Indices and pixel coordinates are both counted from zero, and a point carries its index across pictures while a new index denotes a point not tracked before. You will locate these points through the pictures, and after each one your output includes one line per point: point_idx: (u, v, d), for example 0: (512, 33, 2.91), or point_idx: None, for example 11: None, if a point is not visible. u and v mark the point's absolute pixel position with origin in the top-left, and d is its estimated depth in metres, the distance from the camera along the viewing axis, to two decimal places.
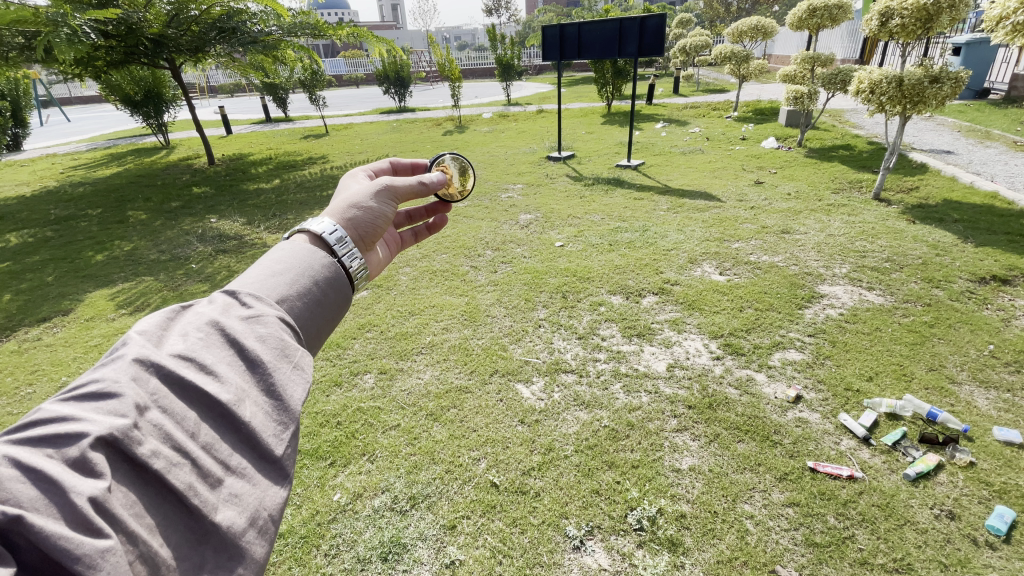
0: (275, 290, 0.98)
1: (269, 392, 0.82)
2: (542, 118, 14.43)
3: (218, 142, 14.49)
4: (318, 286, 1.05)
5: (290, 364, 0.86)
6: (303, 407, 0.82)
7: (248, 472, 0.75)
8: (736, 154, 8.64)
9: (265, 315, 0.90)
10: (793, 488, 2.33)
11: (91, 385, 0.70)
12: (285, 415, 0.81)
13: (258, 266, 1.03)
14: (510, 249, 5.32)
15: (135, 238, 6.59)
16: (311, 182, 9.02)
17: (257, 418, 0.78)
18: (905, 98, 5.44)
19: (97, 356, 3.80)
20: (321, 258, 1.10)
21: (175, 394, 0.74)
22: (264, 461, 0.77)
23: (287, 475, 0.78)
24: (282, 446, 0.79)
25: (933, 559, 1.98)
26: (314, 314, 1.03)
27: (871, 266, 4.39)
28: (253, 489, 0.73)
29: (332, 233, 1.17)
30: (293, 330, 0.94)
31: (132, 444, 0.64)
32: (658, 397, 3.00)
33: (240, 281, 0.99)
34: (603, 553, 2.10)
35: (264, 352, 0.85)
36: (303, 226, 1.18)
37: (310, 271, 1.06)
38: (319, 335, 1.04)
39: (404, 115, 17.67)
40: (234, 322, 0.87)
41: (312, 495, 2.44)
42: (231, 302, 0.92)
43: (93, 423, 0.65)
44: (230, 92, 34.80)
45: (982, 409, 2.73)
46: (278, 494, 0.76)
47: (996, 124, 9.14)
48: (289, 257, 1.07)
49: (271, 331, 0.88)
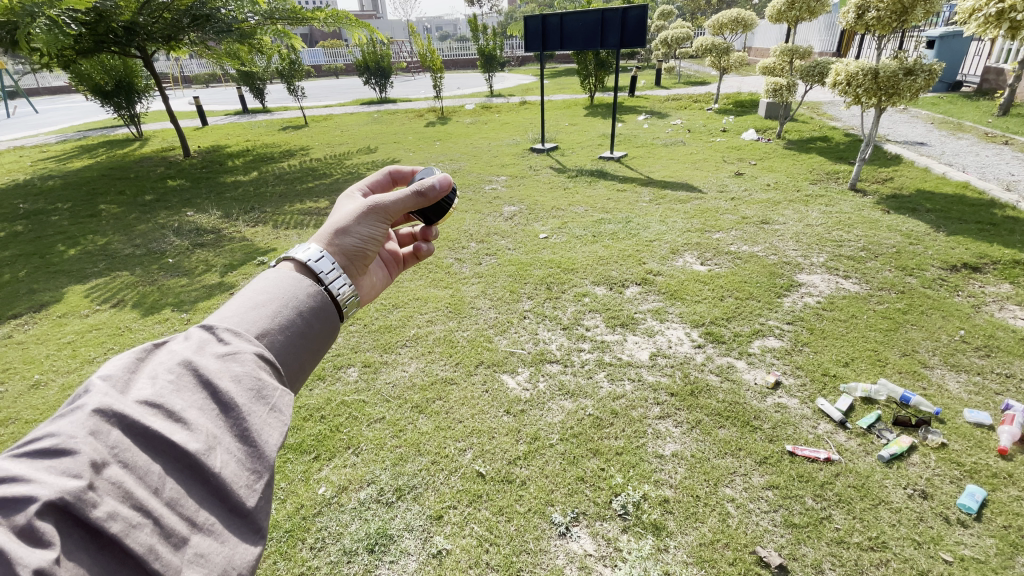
0: (256, 324, 0.97)
1: (243, 437, 0.80)
2: (526, 110, 14.38)
3: (194, 134, 14.12)
4: (302, 317, 1.04)
5: (266, 407, 0.84)
6: (278, 454, 0.80)
7: (217, 529, 0.71)
8: (717, 146, 8.73)
9: (242, 352, 0.89)
10: (772, 471, 2.39)
11: (47, 440, 0.68)
12: (259, 463, 0.78)
13: (240, 297, 1.02)
14: (494, 241, 5.31)
15: (108, 232, 6.40)
16: (290, 175, 8.86)
17: (228, 468, 0.75)
18: (880, 90, 5.54)
19: (70, 354, 3.69)
20: (307, 286, 1.09)
21: (138, 446, 0.72)
22: (234, 516, 0.74)
23: (259, 530, 0.75)
24: (255, 497, 0.76)
25: (908, 536, 2.06)
26: (296, 347, 1.01)
27: (847, 255, 4.49)
28: (221, 547, 0.70)
29: (318, 260, 1.17)
30: (271, 367, 0.92)
31: (85, 507, 0.62)
32: (642, 384, 3.04)
33: (220, 315, 0.98)
34: (589, 539, 2.13)
35: (238, 394, 0.82)
36: (289, 252, 1.18)
37: (294, 302, 1.04)
38: (303, 368, 1.03)
39: (384, 106, 17.44)
40: (209, 361, 0.85)
41: (296, 489, 2.42)
42: (207, 339, 0.90)
43: (43, 485, 0.62)
44: (204, 82, 33.71)
45: (954, 392, 2.82)
46: (248, 551, 0.73)
47: (968, 117, 9.37)
48: (273, 287, 1.06)
49: (246, 370, 0.86)
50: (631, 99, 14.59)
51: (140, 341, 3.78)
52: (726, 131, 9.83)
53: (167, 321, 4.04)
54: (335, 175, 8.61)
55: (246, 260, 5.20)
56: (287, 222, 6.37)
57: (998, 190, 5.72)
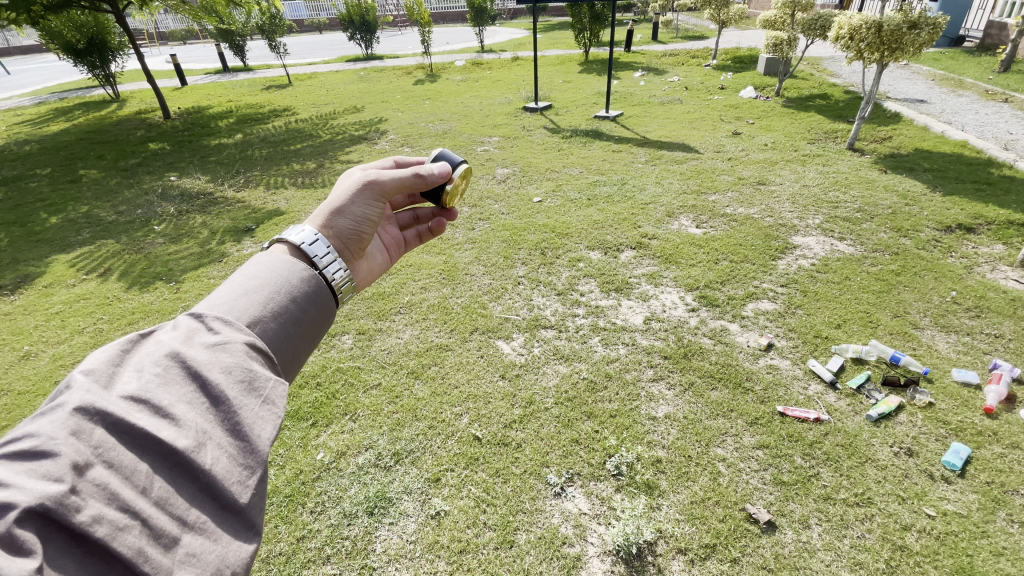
0: (247, 311, 0.93)
1: (234, 432, 0.76)
2: (518, 67, 13.89)
3: (173, 94, 13.54)
4: (296, 303, 1.01)
5: (258, 399, 0.80)
6: (272, 449, 0.77)
7: (209, 527, 0.69)
8: (714, 105, 8.51)
9: (232, 342, 0.85)
10: (763, 431, 2.44)
11: (25, 441, 0.65)
12: (252, 458, 0.75)
13: (230, 283, 0.98)
14: (487, 204, 5.22)
15: (90, 198, 6.21)
16: (275, 136, 8.58)
17: (219, 464, 0.72)
18: (883, 45, 5.36)
19: (59, 324, 3.64)
20: (300, 270, 1.06)
21: (124, 444, 0.69)
22: (227, 513, 0.72)
23: (252, 527, 0.73)
24: (248, 494, 0.73)
25: (892, 492, 2.12)
26: (290, 334, 0.98)
27: (842, 217, 4.46)
28: (214, 545, 0.68)
29: (312, 243, 1.14)
30: (263, 356, 0.89)
31: (68, 513, 0.59)
32: (635, 348, 3.06)
33: (209, 302, 0.94)
34: (583, 498, 2.18)
35: (228, 387, 0.79)
36: (282, 235, 1.15)
37: (288, 287, 1.01)
38: (298, 355, 1.00)
39: (370, 63, 16.78)
40: (197, 351, 0.82)
41: (294, 455, 2.44)
42: (196, 328, 0.87)
43: (22, 491, 0.60)
44: (181, 39, 32.06)
45: (942, 352, 2.87)
46: (242, 549, 0.70)
47: (968, 73, 9.17)
48: (265, 272, 1.02)
49: (236, 361, 0.82)
50: (627, 55, 14.10)
51: (129, 311, 3.73)
52: (723, 88, 9.57)
53: (155, 290, 3.98)
54: (322, 137, 8.33)
55: (234, 225, 5.08)
56: (274, 186, 6.19)
57: (997, 149, 5.65)
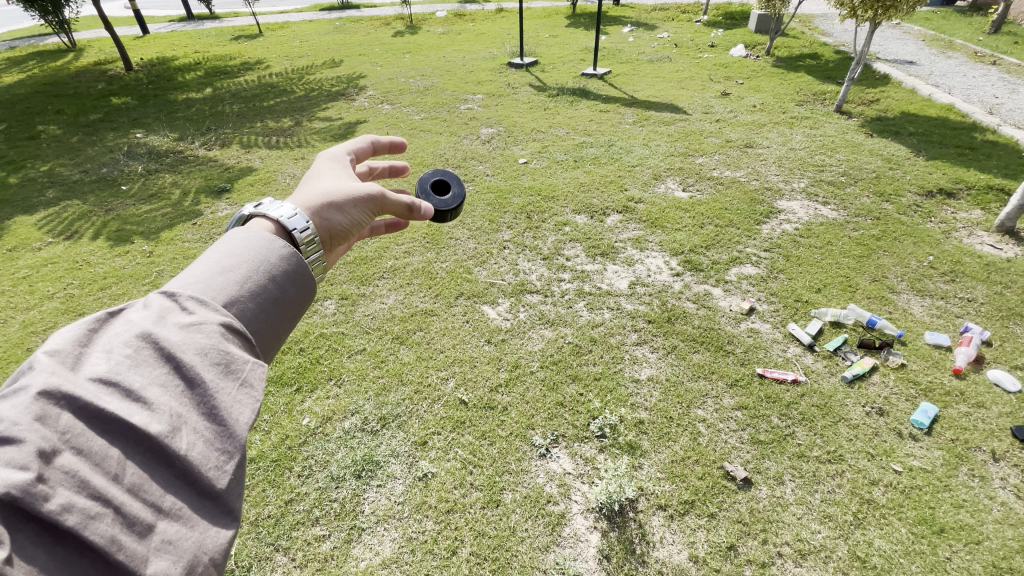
0: (223, 290, 0.88)
1: (210, 416, 0.74)
2: (502, 19, 13.29)
3: (134, 44, 12.67)
4: (275, 283, 0.96)
5: (235, 382, 0.78)
6: (249, 434, 0.75)
7: (185, 513, 0.67)
8: (704, 63, 8.30)
9: (207, 322, 0.81)
10: (742, 393, 2.50)
11: None
12: (228, 443, 0.73)
13: (204, 259, 0.93)
14: (471, 165, 5.09)
15: (51, 156, 5.87)
16: (246, 91, 8.15)
17: (194, 449, 0.70)
18: (877, 2, 5.20)
19: (27, 290, 3.49)
20: (280, 248, 1.01)
21: (93, 429, 0.66)
22: (203, 498, 0.70)
23: (231, 512, 0.72)
24: (225, 479, 0.71)
25: (862, 450, 2.22)
26: (268, 315, 0.94)
27: (827, 181, 4.47)
28: (190, 532, 0.66)
29: (295, 222, 1.09)
30: (240, 337, 0.85)
31: (37, 501, 0.56)
32: (620, 313, 3.07)
33: (181, 278, 0.89)
34: (567, 458, 2.23)
35: (203, 369, 0.76)
36: (264, 211, 1.09)
37: (266, 265, 0.96)
38: (276, 336, 0.96)
39: (346, 13, 15.85)
40: (170, 332, 0.78)
41: (279, 421, 2.43)
42: (168, 306, 0.82)
43: None
44: None
45: (917, 316, 2.95)
46: (220, 533, 0.69)
47: (959, 33, 9.06)
48: (241, 249, 0.97)
49: (211, 343, 0.78)
50: (616, 8, 13.56)
51: (101, 276, 3.59)
52: (713, 46, 9.33)
53: (127, 254, 3.83)
54: (297, 92, 7.94)
55: (206, 185, 4.87)
56: (248, 145, 5.93)
57: (981, 113, 5.65)
